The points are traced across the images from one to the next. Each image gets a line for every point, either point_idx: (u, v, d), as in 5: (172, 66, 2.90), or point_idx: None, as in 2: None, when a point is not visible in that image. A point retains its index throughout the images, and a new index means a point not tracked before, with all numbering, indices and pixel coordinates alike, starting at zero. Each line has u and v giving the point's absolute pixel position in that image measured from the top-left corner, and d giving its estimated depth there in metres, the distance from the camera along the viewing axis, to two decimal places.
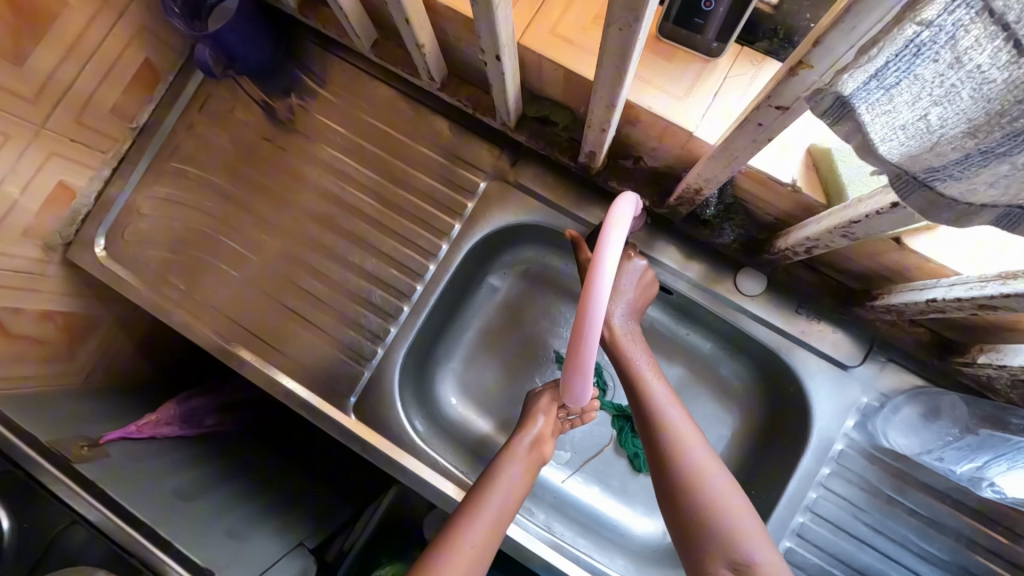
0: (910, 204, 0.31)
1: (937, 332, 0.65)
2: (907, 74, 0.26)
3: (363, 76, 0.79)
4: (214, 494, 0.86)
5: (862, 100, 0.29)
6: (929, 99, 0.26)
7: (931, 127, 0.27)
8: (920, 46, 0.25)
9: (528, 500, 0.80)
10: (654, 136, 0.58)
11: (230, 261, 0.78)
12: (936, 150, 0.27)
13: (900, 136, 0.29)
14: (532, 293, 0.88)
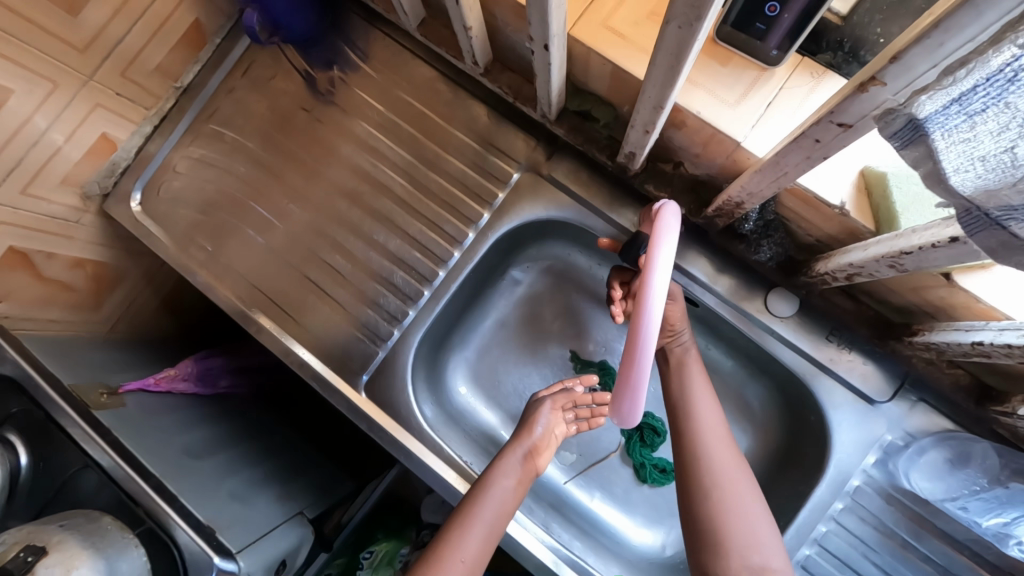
0: (978, 242, 0.29)
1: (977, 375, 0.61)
2: (997, 100, 0.24)
3: (407, 54, 0.78)
4: (222, 453, 0.87)
5: (938, 125, 0.26)
6: (1018, 129, 0.24)
7: (1017, 161, 0.25)
8: (1016, 72, 0.23)
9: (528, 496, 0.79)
10: (698, 142, 0.56)
11: (258, 227, 0.79)
12: (1018, 187, 0.25)
13: (978, 167, 0.26)
14: (554, 290, 0.87)
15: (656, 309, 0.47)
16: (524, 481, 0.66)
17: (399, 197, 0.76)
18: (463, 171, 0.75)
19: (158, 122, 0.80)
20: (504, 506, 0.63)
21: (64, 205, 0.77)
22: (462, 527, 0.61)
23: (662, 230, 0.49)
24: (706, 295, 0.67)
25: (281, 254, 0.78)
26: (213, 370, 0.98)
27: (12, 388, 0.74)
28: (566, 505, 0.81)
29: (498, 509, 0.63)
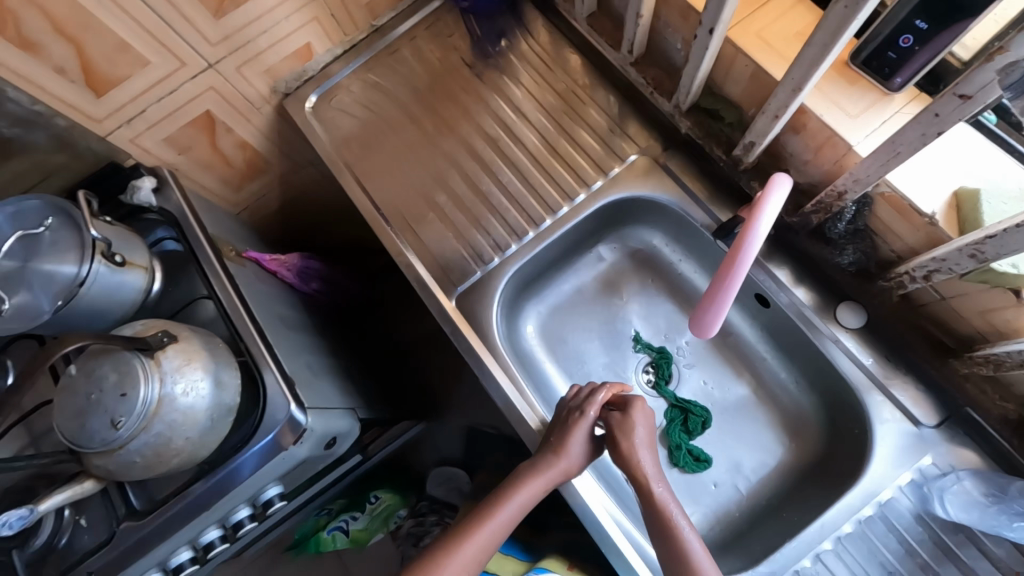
0: None
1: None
2: None
3: (566, 42, 0.92)
4: (307, 335, 0.98)
5: None
6: None
7: None
8: None
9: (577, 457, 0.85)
10: (811, 147, 0.66)
11: (403, 148, 0.92)
12: None
13: None
14: (633, 273, 0.95)
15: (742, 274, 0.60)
16: (543, 492, 0.73)
17: (528, 152, 0.88)
18: (589, 144, 0.87)
19: (348, 48, 0.97)
20: (519, 512, 0.75)
21: (257, 90, 0.93)
22: (469, 535, 0.72)
23: (759, 218, 0.57)
24: (780, 294, 0.74)
25: (416, 174, 0.90)
26: (308, 271, 1.09)
27: (169, 221, 0.88)
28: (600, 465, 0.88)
29: (512, 514, 0.74)
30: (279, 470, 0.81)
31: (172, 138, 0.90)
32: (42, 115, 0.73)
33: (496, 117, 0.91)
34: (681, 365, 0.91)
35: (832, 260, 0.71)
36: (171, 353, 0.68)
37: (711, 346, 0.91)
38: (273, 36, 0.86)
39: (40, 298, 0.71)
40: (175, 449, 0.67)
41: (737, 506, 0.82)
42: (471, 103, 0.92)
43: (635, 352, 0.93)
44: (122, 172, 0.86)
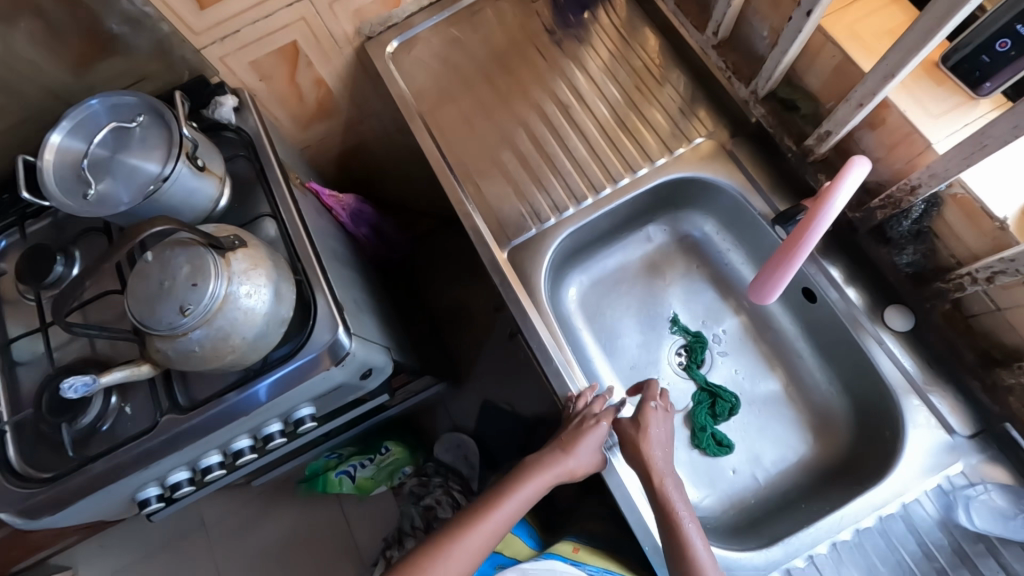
0: None
1: None
2: None
3: (647, 24, 0.95)
4: (354, 273, 1.01)
5: None
6: None
7: None
8: None
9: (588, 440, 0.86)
10: (886, 144, 0.67)
11: (475, 103, 0.95)
12: None
13: None
14: (680, 257, 0.96)
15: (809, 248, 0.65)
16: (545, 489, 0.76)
17: (597, 122, 0.90)
18: (658, 122, 0.88)
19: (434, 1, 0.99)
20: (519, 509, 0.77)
21: (343, 29, 0.96)
22: (472, 522, 0.75)
23: (835, 196, 0.59)
24: (831, 291, 0.76)
25: (484, 129, 0.93)
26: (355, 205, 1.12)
27: (242, 140, 0.92)
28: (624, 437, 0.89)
29: (514, 509, 0.77)
30: (316, 390, 0.83)
31: (257, 63, 0.93)
32: (150, 17, 0.77)
33: (571, 85, 0.93)
34: (716, 352, 0.92)
35: (890, 258, 0.72)
36: (239, 257, 0.71)
37: (748, 336, 0.92)
38: None
39: (123, 189, 0.75)
40: (231, 346, 0.70)
41: (753, 494, 0.83)
42: (546, 68, 0.95)
43: (671, 333, 0.94)
44: (207, 87, 0.89)
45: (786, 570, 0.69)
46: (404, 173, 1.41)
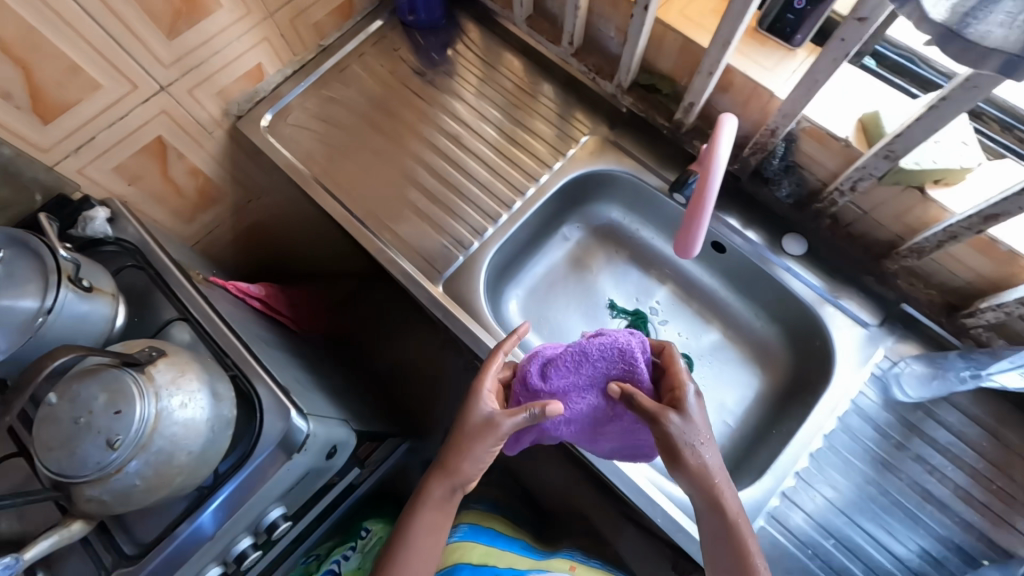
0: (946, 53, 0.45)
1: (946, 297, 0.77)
2: None
3: (504, 46, 1.02)
4: (285, 354, 0.95)
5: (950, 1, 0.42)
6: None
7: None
8: None
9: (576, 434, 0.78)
10: (739, 102, 0.77)
11: (371, 156, 0.96)
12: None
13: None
14: (597, 248, 1.02)
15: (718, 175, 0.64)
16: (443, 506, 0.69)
17: (488, 145, 0.95)
18: (543, 132, 0.95)
19: (298, 68, 0.99)
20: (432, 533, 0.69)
21: (209, 113, 0.92)
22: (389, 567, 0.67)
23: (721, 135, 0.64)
24: (737, 239, 0.85)
25: (387, 178, 0.94)
26: (541, 434, 0.78)
27: (125, 250, 0.84)
28: None
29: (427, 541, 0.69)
30: (281, 487, 0.76)
31: (123, 167, 0.86)
32: None
33: (455, 118, 0.98)
34: (655, 322, 0.99)
35: (773, 194, 0.82)
36: (162, 366, 0.65)
37: (680, 298, 1.00)
38: (226, 57, 0.87)
39: None
40: (177, 467, 0.63)
41: (728, 439, 0.88)
42: (427, 106, 0.99)
43: (613, 316, 0.99)
44: (71, 205, 0.81)
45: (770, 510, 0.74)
46: (313, 243, 1.33)
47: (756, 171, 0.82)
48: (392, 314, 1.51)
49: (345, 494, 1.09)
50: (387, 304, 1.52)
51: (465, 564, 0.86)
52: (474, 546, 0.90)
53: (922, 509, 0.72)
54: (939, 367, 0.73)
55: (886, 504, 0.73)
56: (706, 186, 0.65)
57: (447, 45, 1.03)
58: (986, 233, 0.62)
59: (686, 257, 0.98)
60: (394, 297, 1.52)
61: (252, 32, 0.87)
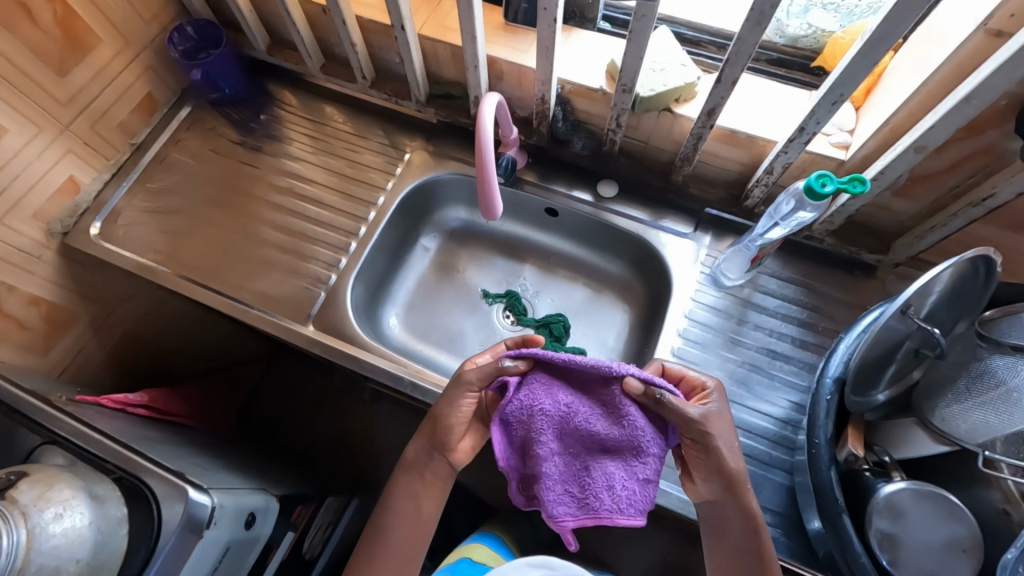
0: None
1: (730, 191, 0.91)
2: None
3: (312, 98, 1.09)
4: (180, 446, 0.92)
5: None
6: None
7: None
8: None
9: None
10: (515, 84, 0.88)
11: (214, 230, 0.98)
12: None
13: None
14: (457, 248, 1.09)
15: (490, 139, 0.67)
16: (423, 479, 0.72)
17: (322, 187, 1.01)
18: (368, 161, 1.02)
19: (115, 172, 1.00)
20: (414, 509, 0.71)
21: (30, 238, 0.88)
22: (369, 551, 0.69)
23: (483, 118, 0.69)
24: (562, 200, 0.96)
25: (234, 245, 0.96)
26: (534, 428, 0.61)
27: None
28: None
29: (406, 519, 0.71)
30: (203, 570, 0.74)
31: None
32: None
33: (285, 173, 1.03)
34: (529, 296, 1.05)
35: (570, 151, 0.94)
36: (23, 487, 0.65)
37: (546, 272, 1.06)
38: (29, 178, 0.85)
39: None
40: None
41: None
42: (255, 170, 1.04)
43: (490, 304, 1.04)
44: None
45: None
46: (200, 342, 1.30)
47: (550, 136, 0.93)
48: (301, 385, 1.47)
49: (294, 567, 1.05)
50: (299, 379, 1.47)
51: (464, 558, 0.88)
52: (480, 546, 0.93)
53: (775, 367, 0.83)
54: (737, 247, 0.84)
55: (748, 373, 0.83)
56: (484, 180, 0.68)
57: (258, 111, 1.09)
58: (719, 127, 0.76)
59: (539, 231, 1.06)
60: (306, 368, 1.48)
61: (53, 146, 0.87)
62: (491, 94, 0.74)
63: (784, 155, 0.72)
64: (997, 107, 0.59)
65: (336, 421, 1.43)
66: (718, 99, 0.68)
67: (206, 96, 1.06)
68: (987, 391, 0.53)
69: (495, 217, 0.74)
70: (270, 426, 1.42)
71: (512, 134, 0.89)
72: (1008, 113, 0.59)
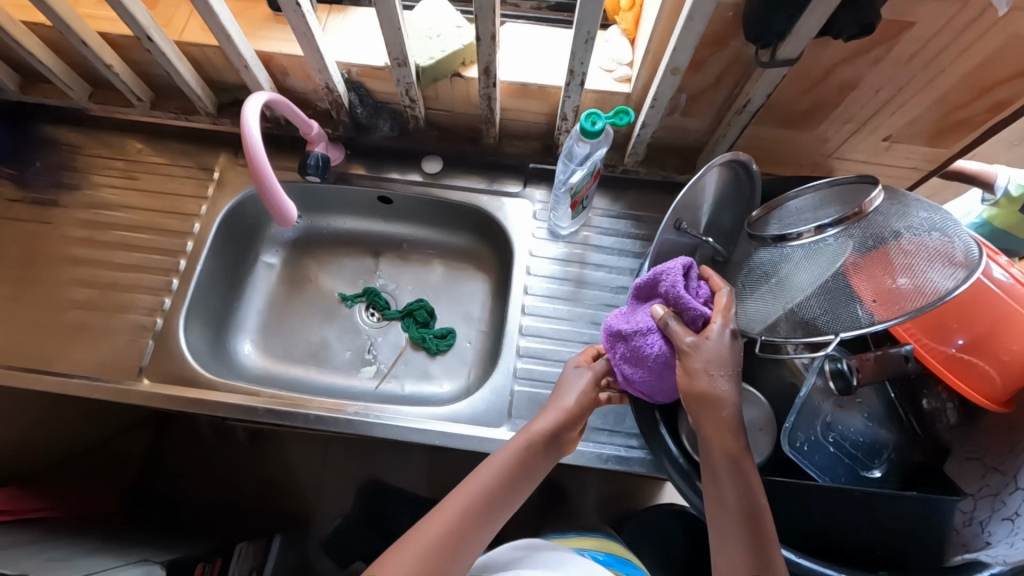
0: None
1: (547, 142, 0.93)
2: None
3: (94, 131, 0.98)
4: (30, 545, 0.82)
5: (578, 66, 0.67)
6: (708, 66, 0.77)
7: None
8: None
9: (410, 424, 0.79)
10: (301, 77, 0.83)
11: (10, 303, 0.87)
12: None
13: None
14: (303, 257, 1.03)
15: (255, 135, 0.66)
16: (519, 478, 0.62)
17: (128, 228, 0.92)
18: (175, 189, 0.94)
19: None
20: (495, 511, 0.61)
21: None
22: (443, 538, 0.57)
23: (245, 116, 0.67)
24: (391, 185, 0.93)
25: (37, 314, 0.86)
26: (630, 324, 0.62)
27: None
28: (369, 392, 0.94)
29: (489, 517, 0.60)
30: None
31: None
32: None
33: (81, 221, 0.93)
34: (388, 288, 1.02)
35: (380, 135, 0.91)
36: None
37: (399, 261, 1.04)
38: None
39: None
40: None
41: (489, 342, 0.97)
42: (45, 225, 0.92)
43: (351, 307, 1.00)
44: None
45: (521, 374, 0.83)
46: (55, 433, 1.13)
47: (355, 124, 0.90)
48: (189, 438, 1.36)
49: None
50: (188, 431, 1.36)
51: None
52: None
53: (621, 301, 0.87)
54: (556, 199, 0.84)
55: (597, 313, 0.86)
56: (266, 186, 0.68)
57: (32, 157, 0.95)
58: (505, 83, 0.77)
59: (382, 222, 1.03)
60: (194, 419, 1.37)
61: None
62: (257, 95, 0.72)
63: (569, 99, 0.73)
64: (726, 18, 0.62)
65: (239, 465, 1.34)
66: (489, 55, 0.68)
67: None
68: (759, 282, 0.60)
69: (294, 221, 0.73)
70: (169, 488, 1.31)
71: (313, 129, 0.85)
72: (736, 21, 0.62)
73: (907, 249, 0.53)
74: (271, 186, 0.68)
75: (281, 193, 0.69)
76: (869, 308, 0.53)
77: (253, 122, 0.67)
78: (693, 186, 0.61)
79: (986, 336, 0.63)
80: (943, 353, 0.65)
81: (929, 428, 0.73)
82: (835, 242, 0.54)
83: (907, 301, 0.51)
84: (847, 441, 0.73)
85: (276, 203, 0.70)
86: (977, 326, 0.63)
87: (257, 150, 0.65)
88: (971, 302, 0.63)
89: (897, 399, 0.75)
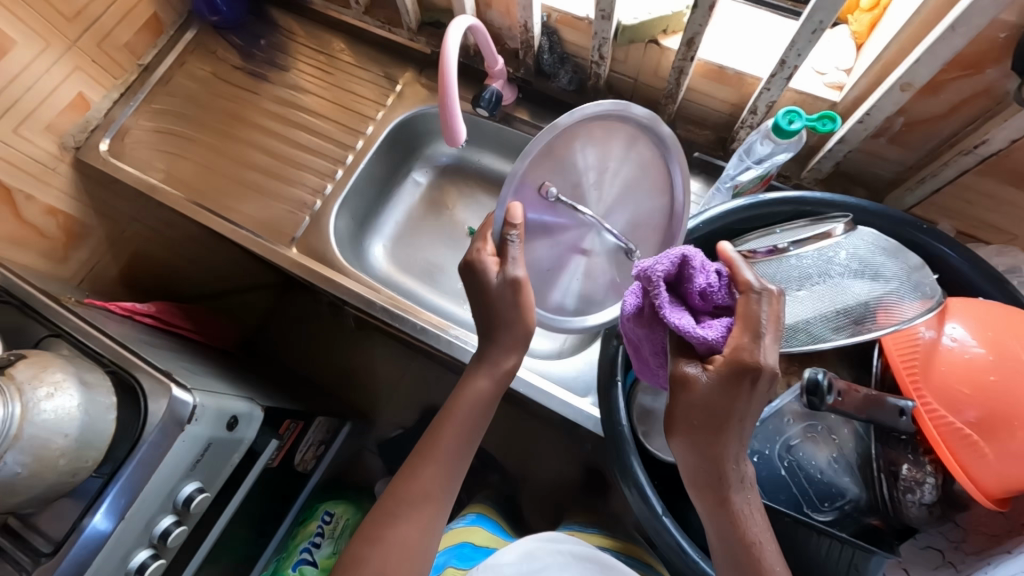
0: None
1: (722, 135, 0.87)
2: None
3: (309, 23, 1.09)
4: (175, 353, 0.98)
5: (791, 57, 0.62)
6: None
7: None
8: None
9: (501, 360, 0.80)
10: (504, 12, 0.85)
11: (212, 154, 1.01)
12: None
13: None
14: (448, 185, 1.09)
15: (451, 58, 0.69)
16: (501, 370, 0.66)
17: (315, 115, 1.03)
18: (361, 90, 1.03)
19: (124, 91, 1.03)
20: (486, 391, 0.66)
21: (45, 150, 0.93)
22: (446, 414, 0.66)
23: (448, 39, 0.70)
24: None
25: (228, 167, 1.00)
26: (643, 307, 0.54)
27: None
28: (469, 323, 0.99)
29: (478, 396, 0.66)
30: (185, 461, 0.80)
31: None
32: None
33: (280, 99, 1.05)
34: None
35: (557, 85, 0.91)
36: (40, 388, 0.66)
37: None
38: (41, 91, 0.89)
39: None
40: (57, 451, 0.65)
41: None
42: (252, 96, 1.06)
43: None
44: None
45: None
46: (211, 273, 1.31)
47: (536, 69, 0.91)
48: (302, 315, 1.52)
49: (288, 478, 1.14)
50: (303, 310, 1.53)
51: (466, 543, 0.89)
52: (477, 530, 0.93)
53: None
54: (713, 194, 0.79)
55: None
56: (446, 105, 0.70)
57: (257, 34, 1.09)
58: (703, 61, 0.73)
59: None
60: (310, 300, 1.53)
61: (62, 62, 0.90)
62: (464, 18, 0.75)
63: (767, 92, 0.68)
64: (995, 39, 0.53)
65: (335, 352, 1.49)
66: (699, 26, 0.64)
67: (207, 20, 1.07)
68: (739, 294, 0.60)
69: (460, 143, 0.75)
70: (275, 353, 1.49)
71: (497, 65, 0.88)
72: (1007, 47, 0.53)
73: (879, 273, 0.57)
74: (449, 104, 0.70)
75: (459, 117, 0.71)
76: (846, 330, 0.54)
77: (452, 44, 0.70)
78: (568, 133, 0.60)
79: (1005, 417, 0.51)
80: (948, 427, 0.54)
81: (901, 504, 0.57)
82: (809, 258, 0.56)
83: (879, 318, 0.54)
84: (804, 470, 0.64)
85: (450, 122, 0.72)
86: (995, 398, 0.52)
87: (450, 72, 0.69)
88: (992, 372, 0.52)
89: (877, 457, 0.60)
